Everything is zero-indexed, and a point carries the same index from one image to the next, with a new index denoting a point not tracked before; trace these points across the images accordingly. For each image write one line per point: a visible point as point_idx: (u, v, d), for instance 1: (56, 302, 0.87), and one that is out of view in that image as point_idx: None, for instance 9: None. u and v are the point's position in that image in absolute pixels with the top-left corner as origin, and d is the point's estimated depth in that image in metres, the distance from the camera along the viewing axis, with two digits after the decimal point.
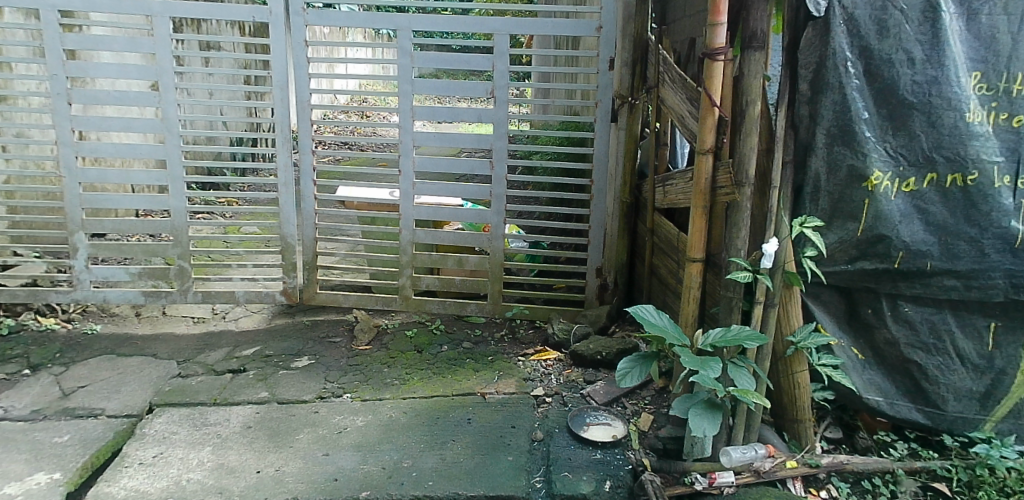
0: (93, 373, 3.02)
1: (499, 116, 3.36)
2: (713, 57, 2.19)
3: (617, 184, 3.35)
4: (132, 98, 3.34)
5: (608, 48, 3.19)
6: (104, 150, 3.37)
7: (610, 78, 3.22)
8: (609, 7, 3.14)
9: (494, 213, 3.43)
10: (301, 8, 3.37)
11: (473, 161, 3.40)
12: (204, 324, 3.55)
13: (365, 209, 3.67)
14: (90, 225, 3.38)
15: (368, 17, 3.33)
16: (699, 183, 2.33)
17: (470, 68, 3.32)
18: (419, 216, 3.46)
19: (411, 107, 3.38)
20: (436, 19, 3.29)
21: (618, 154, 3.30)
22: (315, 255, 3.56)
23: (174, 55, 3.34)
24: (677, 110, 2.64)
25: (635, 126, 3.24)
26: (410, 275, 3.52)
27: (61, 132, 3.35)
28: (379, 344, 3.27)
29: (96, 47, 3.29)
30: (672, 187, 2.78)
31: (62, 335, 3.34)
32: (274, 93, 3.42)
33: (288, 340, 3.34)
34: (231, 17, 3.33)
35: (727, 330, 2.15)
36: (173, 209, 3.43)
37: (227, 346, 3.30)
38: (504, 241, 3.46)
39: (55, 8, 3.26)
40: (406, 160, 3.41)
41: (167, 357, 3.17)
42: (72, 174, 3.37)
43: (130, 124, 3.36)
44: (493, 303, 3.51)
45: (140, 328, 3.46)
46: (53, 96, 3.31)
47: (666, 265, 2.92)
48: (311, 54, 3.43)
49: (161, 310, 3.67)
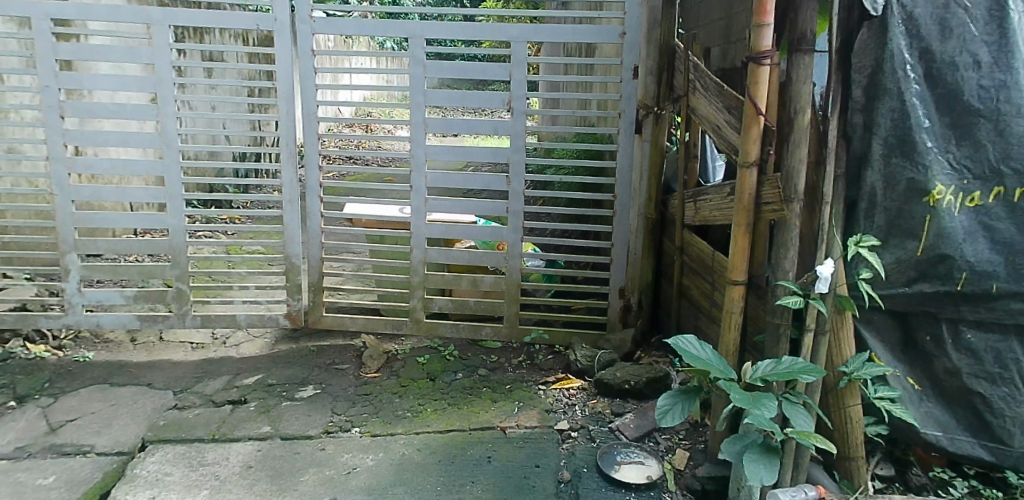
0: (84, 406, 2.82)
1: (517, 128, 3.17)
2: (759, 61, 1.99)
3: (642, 199, 3.14)
4: (129, 111, 3.17)
5: (632, 55, 3.01)
6: (98, 166, 3.18)
7: (634, 87, 3.04)
8: (633, 13, 2.98)
9: (511, 231, 3.23)
10: (308, 15, 3.19)
11: (488, 175, 3.21)
12: (203, 350, 3.35)
13: (374, 227, 3.48)
14: (84, 246, 3.19)
15: (380, 25, 3.16)
16: (743, 198, 2.12)
17: (486, 77, 3.13)
18: (431, 234, 3.27)
19: (423, 118, 3.19)
20: (449, 24, 3.09)
21: (642, 167, 3.11)
22: (321, 276, 3.36)
23: (174, 66, 3.17)
24: (711, 119, 2.44)
25: (661, 137, 3.04)
26: (421, 297, 3.31)
27: (53, 148, 3.17)
28: (390, 371, 3.06)
29: (92, 58, 3.12)
30: (706, 202, 2.57)
31: (52, 363, 3.13)
32: (278, 105, 3.23)
33: (293, 367, 3.13)
34: (234, 25, 3.17)
35: (778, 362, 1.94)
36: (171, 228, 3.24)
37: (227, 374, 3.09)
38: (521, 260, 3.26)
39: (48, 16, 3.09)
40: (418, 176, 3.22)
41: (163, 387, 2.97)
42: (64, 192, 3.18)
43: (127, 139, 3.18)
44: (510, 326, 3.29)
45: (136, 355, 3.26)
46: (45, 109, 3.14)
47: (699, 286, 2.70)
48: (318, 64, 3.24)
49: (158, 335, 3.47)
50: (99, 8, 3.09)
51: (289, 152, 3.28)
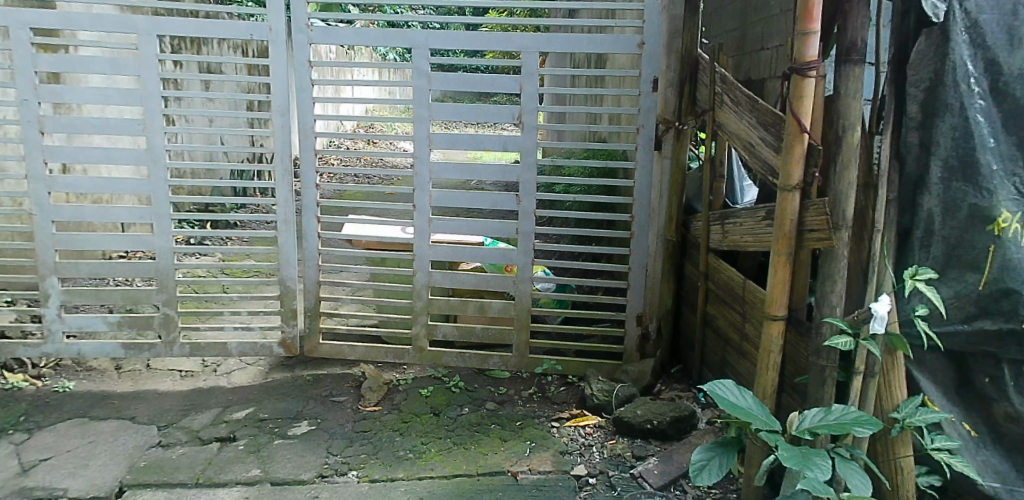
0: (59, 442, 2.60)
1: (528, 144, 2.98)
2: (803, 72, 1.78)
3: (661, 220, 2.93)
4: (114, 125, 2.98)
5: (651, 66, 2.80)
6: (80, 184, 3.00)
7: (654, 100, 2.82)
8: (653, 20, 2.76)
9: (521, 254, 3.01)
10: (305, 24, 3.00)
11: (497, 194, 3.01)
12: (192, 379, 3.14)
13: (375, 248, 3.28)
14: (64, 269, 3.02)
15: (381, 35, 2.96)
16: (783, 225, 1.91)
17: (495, 90, 2.95)
18: (435, 256, 3.07)
19: (428, 134, 3.00)
20: (456, 34, 2.91)
21: (662, 186, 2.89)
22: (319, 301, 3.16)
23: (161, 78, 2.98)
24: (742, 136, 2.24)
25: (683, 154, 2.84)
26: (425, 323, 3.10)
27: (32, 165, 2.99)
28: (390, 405, 2.84)
29: (74, 70, 2.93)
30: (734, 225, 2.36)
31: (30, 395, 2.93)
32: (273, 120, 3.04)
33: (286, 400, 2.92)
34: (223, 35, 2.97)
35: (828, 413, 1.74)
36: (158, 250, 3.06)
37: (216, 407, 2.88)
38: (532, 284, 3.05)
39: (28, 26, 2.91)
40: (422, 195, 3.02)
41: (147, 422, 2.76)
42: (44, 212, 3.01)
43: (112, 155, 3.00)
44: (519, 355, 3.07)
45: (120, 385, 3.05)
46: (23, 124, 2.96)
47: (726, 317, 2.49)
48: (316, 76, 3.05)
49: (145, 363, 3.26)
50: (83, 17, 2.90)
51: (285, 167, 3.08)
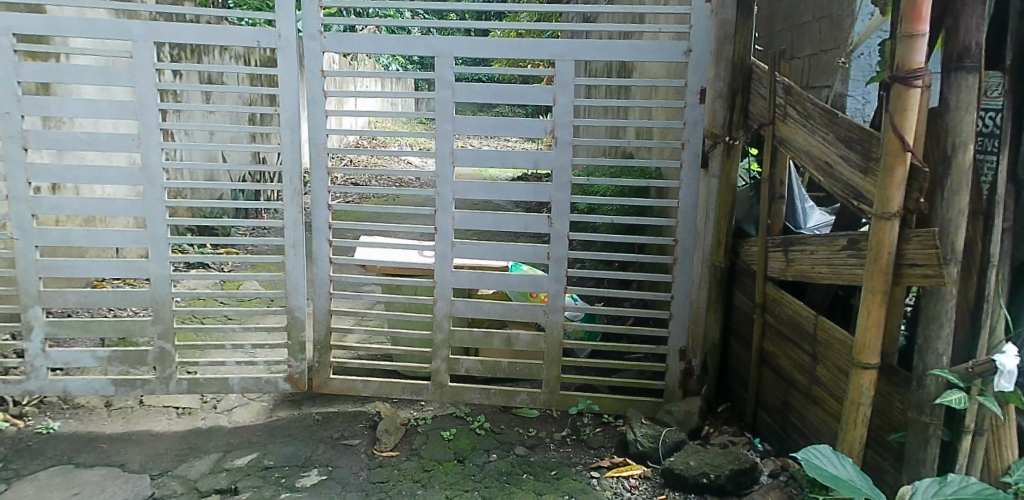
0: (39, 495, 2.32)
1: (561, 162, 2.75)
2: (908, 82, 1.54)
3: (707, 244, 2.69)
4: (106, 141, 2.72)
5: (698, 76, 2.62)
6: (68, 206, 2.74)
7: (700, 113, 2.63)
8: (701, 26, 2.59)
9: (553, 281, 2.78)
10: (318, 31, 2.75)
11: (527, 216, 2.77)
12: (190, 417, 2.87)
13: (391, 273, 3.03)
14: (49, 298, 2.77)
15: (400, 41, 2.72)
16: (878, 257, 1.65)
17: (525, 102, 2.72)
18: (458, 284, 2.82)
19: (451, 150, 2.76)
20: (483, 41, 2.67)
21: (709, 207, 2.67)
22: (329, 333, 2.89)
23: (159, 90, 2.73)
24: (816, 154, 2.07)
25: (732, 172, 2.61)
26: (446, 357, 2.83)
27: (15, 185, 2.73)
28: (409, 449, 2.57)
29: (62, 80, 2.68)
30: (804, 253, 2.10)
31: (9, 438, 2.65)
32: (282, 134, 2.79)
33: (293, 443, 2.64)
34: (228, 42, 2.72)
35: (945, 485, 1.48)
36: (153, 277, 2.81)
37: (216, 451, 2.60)
38: (564, 315, 2.79)
39: (11, 31, 2.66)
40: (444, 216, 2.79)
41: (139, 469, 2.48)
42: (27, 236, 2.75)
43: (103, 173, 2.74)
44: (549, 392, 2.80)
45: (110, 425, 2.78)
46: (6, 140, 2.70)
47: (790, 356, 2.22)
48: (329, 87, 2.80)
49: (138, 399, 2.99)
50: (73, 22, 2.65)
51: (294, 185, 2.82)
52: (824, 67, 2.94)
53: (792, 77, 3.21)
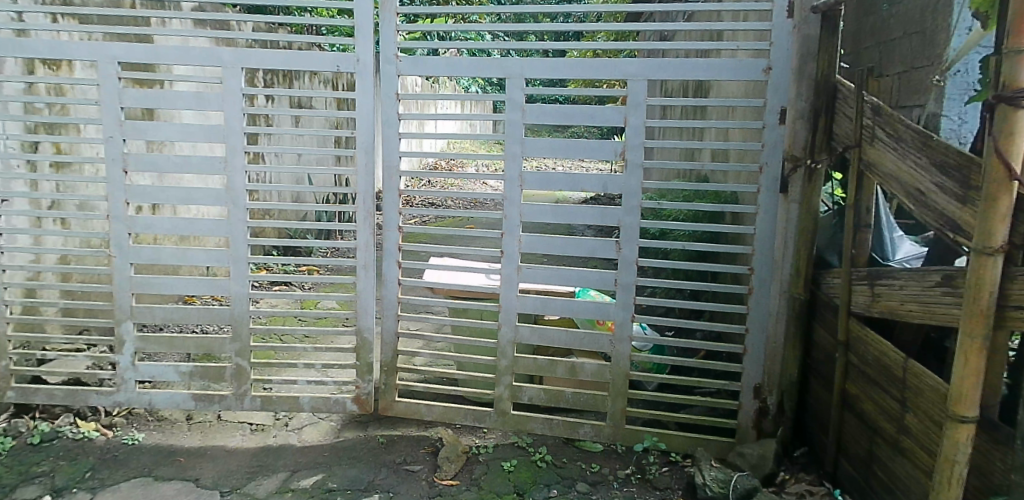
0: None
1: (631, 185, 2.66)
2: (1016, 102, 1.38)
3: (786, 274, 2.54)
4: (196, 163, 2.86)
5: (778, 96, 2.49)
6: (160, 225, 2.89)
7: (780, 133, 2.51)
8: (782, 43, 2.47)
9: (620, 309, 2.69)
10: (394, 55, 2.80)
11: (595, 240, 2.69)
12: (262, 434, 2.95)
13: (459, 297, 3.03)
14: (140, 314, 2.92)
15: (472, 64, 2.72)
16: (979, 298, 1.47)
17: (596, 123, 2.65)
18: (524, 309, 2.77)
19: (520, 172, 2.72)
20: (556, 62, 2.63)
21: (788, 235, 2.53)
22: (396, 355, 2.91)
23: (245, 114, 2.85)
24: (905, 179, 1.90)
25: (814, 197, 2.45)
26: (509, 384, 2.78)
27: (114, 205, 2.90)
28: (469, 480, 2.56)
29: (158, 105, 2.83)
30: (891, 289, 1.93)
31: (99, 447, 2.81)
32: (357, 157, 2.84)
33: (357, 466, 2.67)
34: (311, 67, 2.81)
35: None
36: (234, 295, 2.92)
37: (284, 470, 2.66)
38: (631, 345, 2.70)
39: (116, 59, 2.81)
40: (511, 240, 2.75)
41: (212, 485, 2.57)
42: (123, 253, 2.91)
43: (191, 195, 2.87)
44: (614, 426, 2.71)
45: (189, 439, 2.90)
46: (107, 162, 2.87)
47: (876, 402, 2.04)
48: (403, 110, 2.83)
49: (217, 413, 3.11)
50: (169, 51, 2.79)
51: (367, 206, 2.86)
52: (917, 83, 2.71)
53: (880, 96, 2.98)
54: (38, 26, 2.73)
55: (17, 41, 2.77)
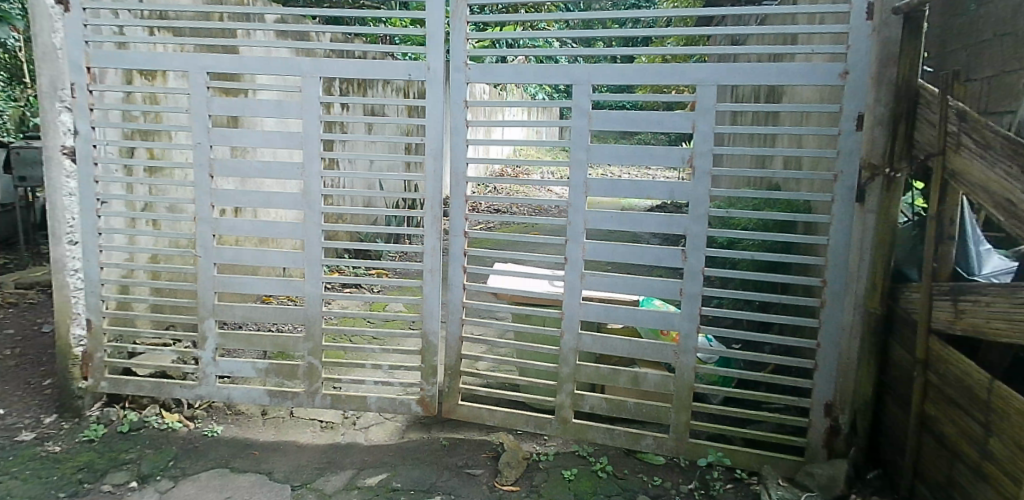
0: (199, 494, 2.58)
1: (698, 192, 2.62)
2: None
3: (861, 287, 2.44)
4: (276, 169, 2.99)
5: (855, 101, 2.41)
6: (242, 228, 3.04)
7: (857, 140, 2.42)
8: (860, 46, 2.39)
9: (685, 319, 2.66)
10: (463, 63, 2.85)
11: (661, 248, 2.66)
12: (332, 431, 3.06)
13: (522, 303, 3.05)
14: (221, 311, 3.08)
15: (539, 70, 2.74)
16: None
17: (663, 130, 2.62)
18: (586, 317, 2.77)
19: (584, 179, 2.72)
20: (623, 68, 2.61)
21: (863, 246, 2.43)
22: (459, 359, 2.95)
23: (322, 122, 2.97)
24: (995, 188, 1.81)
25: (892, 207, 2.36)
26: (571, 392, 2.78)
27: (201, 208, 3.06)
28: (529, 486, 2.58)
29: (242, 113, 2.98)
30: (978, 306, 1.85)
31: (182, 438, 2.98)
32: (426, 163, 2.91)
33: (421, 467, 2.74)
34: (384, 76, 2.89)
35: None
36: (308, 296, 3.04)
37: (350, 468, 2.75)
38: (696, 356, 2.66)
39: (205, 70, 2.97)
40: (574, 246, 2.75)
41: (284, 479, 2.69)
42: (208, 254, 3.08)
43: (271, 199, 3.01)
44: (677, 439, 2.68)
45: (264, 434, 3.03)
46: (195, 167, 3.03)
47: (957, 424, 1.94)
48: (471, 117, 2.88)
49: (289, 410, 3.24)
50: (253, 61, 2.94)
51: (435, 211, 2.93)
52: (1006, 88, 2.57)
53: (966, 102, 2.83)
54: (136, 38, 2.91)
55: (117, 53, 2.94)
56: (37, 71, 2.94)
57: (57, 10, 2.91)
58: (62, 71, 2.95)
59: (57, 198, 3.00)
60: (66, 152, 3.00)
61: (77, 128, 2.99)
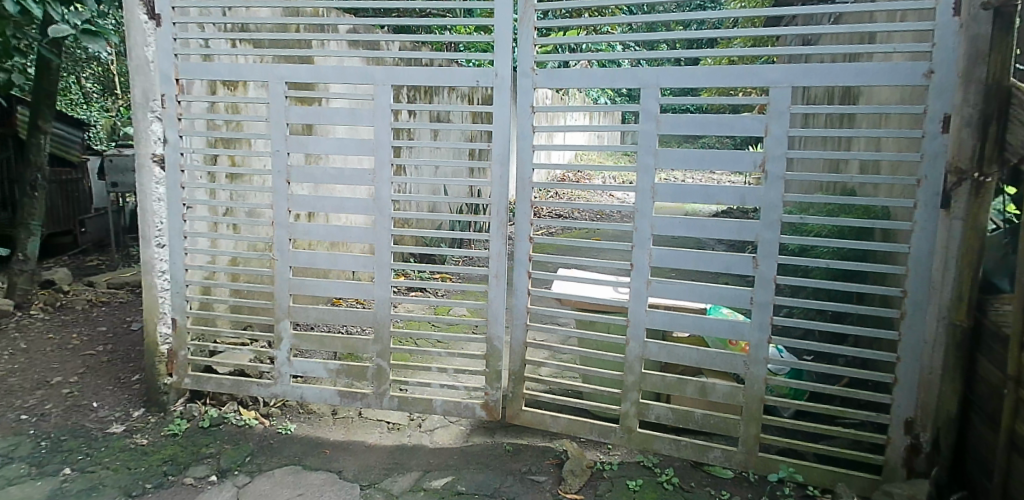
0: (274, 490, 2.69)
1: (771, 198, 2.55)
2: None
3: (946, 298, 2.33)
4: (348, 175, 3.08)
5: (941, 101, 2.30)
6: (317, 232, 3.15)
7: (942, 143, 2.30)
8: (947, 43, 2.27)
9: (756, 328, 2.59)
10: (531, 68, 2.86)
11: (730, 255, 2.60)
12: (398, 433, 3.13)
13: (587, 309, 3.04)
14: (296, 313, 3.19)
15: (607, 74, 2.72)
16: None
17: (735, 134, 2.56)
18: (652, 324, 2.73)
19: (652, 184, 2.69)
20: (692, 70, 2.57)
21: (948, 255, 2.31)
22: (523, 364, 2.96)
23: (393, 129, 3.04)
24: None
25: (981, 213, 2.24)
26: (635, 401, 2.76)
27: (279, 213, 3.18)
28: (592, 495, 2.57)
29: (318, 121, 3.08)
30: None
31: (258, 434, 3.11)
32: (493, 169, 2.93)
33: (485, 472, 2.77)
34: (453, 82, 2.93)
35: None
36: (377, 299, 3.11)
37: (416, 470, 2.81)
38: (767, 367, 2.58)
39: (283, 80, 3.08)
40: (640, 252, 2.72)
41: (353, 478, 2.77)
42: (285, 257, 3.19)
43: (344, 204, 3.10)
44: (746, 452, 2.62)
45: (334, 433, 3.13)
46: (273, 174, 3.15)
47: None
48: (537, 122, 2.88)
49: (358, 410, 3.33)
50: (328, 70, 3.03)
51: (501, 216, 2.95)
52: None
53: None
54: (220, 51, 3.05)
55: (203, 66, 3.10)
56: (131, 84, 3.12)
57: (150, 25, 3.09)
58: (153, 83, 3.12)
59: (148, 203, 3.19)
60: (156, 160, 3.18)
61: (166, 137, 3.16)
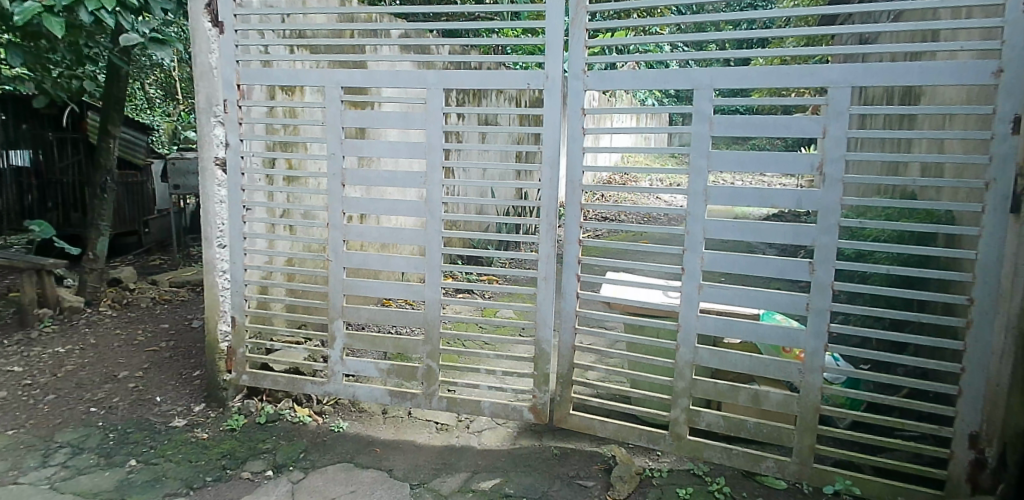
0: (328, 486, 2.76)
1: (828, 201, 2.49)
2: None
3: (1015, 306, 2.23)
4: (401, 178, 3.13)
5: (1011, 101, 2.20)
6: (370, 234, 3.21)
7: (1013, 145, 2.21)
8: (1018, 41, 2.18)
9: (812, 336, 2.53)
10: (581, 70, 2.85)
11: (785, 260, 2.54)
12: (447, 434, 3.17)
13: (636, 313, 3.01)
14: (349, 313, 3.26)
15: (660, 75, 2.68)
16: None
17: (792, 135, 2.50)
18: (704, 330, 2.69)
19: (704, 186, 2.65)
20: (746, 71, 2.52)
21: (1019, 261, 2.22)
22: (571, 368, 2.96)
23: (444, 132, 3.07)
24: None
25: None
26: (686, 408, 2.72)
27: (334, 215, 3.24)
28: None
29: (372, 125, 3.14)
30: None
31: (311, 431, 3.19)
32: (543, 171, 2.94)
33: (533, 474, 2.78)
34: (505, 86, 2.95)
35: None
36: (427, 300, 3.15)
37: (465, 471, 2.84)
38: (823, 376, 2.52)
39: (339, 85, 3.15)
40: (692, 256, 2.69)
41: (403, 477, 2.81)
42: (338, 258, 3.25)
43: (396, 207, 3.16)
44: (800, 463, 2.56)
45: (385, 432, 3.19)
46: (329, 177, 3.22)
47: None
48: (588, 125, 2.87)
49: (407, 410, 3.39)
50: (382, 75, 3.07)
51: (550, 218, 2.95)
52: None
53: None
54: (278, 57, 3.12)
55: (262, 71, 3.19)
56: (195, 89, 3.24)
57: (213, 32, 3.20)
58: (215, 89, 3.23)
59: (210, 205, 3.30)
60: (218, 163, 3.29)
61: (228, 141, 3.27)
